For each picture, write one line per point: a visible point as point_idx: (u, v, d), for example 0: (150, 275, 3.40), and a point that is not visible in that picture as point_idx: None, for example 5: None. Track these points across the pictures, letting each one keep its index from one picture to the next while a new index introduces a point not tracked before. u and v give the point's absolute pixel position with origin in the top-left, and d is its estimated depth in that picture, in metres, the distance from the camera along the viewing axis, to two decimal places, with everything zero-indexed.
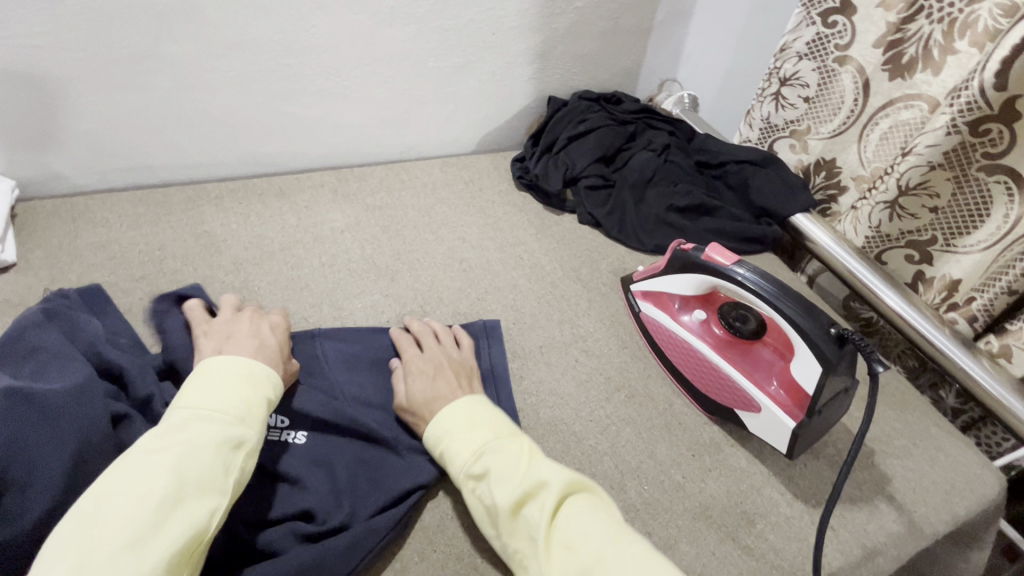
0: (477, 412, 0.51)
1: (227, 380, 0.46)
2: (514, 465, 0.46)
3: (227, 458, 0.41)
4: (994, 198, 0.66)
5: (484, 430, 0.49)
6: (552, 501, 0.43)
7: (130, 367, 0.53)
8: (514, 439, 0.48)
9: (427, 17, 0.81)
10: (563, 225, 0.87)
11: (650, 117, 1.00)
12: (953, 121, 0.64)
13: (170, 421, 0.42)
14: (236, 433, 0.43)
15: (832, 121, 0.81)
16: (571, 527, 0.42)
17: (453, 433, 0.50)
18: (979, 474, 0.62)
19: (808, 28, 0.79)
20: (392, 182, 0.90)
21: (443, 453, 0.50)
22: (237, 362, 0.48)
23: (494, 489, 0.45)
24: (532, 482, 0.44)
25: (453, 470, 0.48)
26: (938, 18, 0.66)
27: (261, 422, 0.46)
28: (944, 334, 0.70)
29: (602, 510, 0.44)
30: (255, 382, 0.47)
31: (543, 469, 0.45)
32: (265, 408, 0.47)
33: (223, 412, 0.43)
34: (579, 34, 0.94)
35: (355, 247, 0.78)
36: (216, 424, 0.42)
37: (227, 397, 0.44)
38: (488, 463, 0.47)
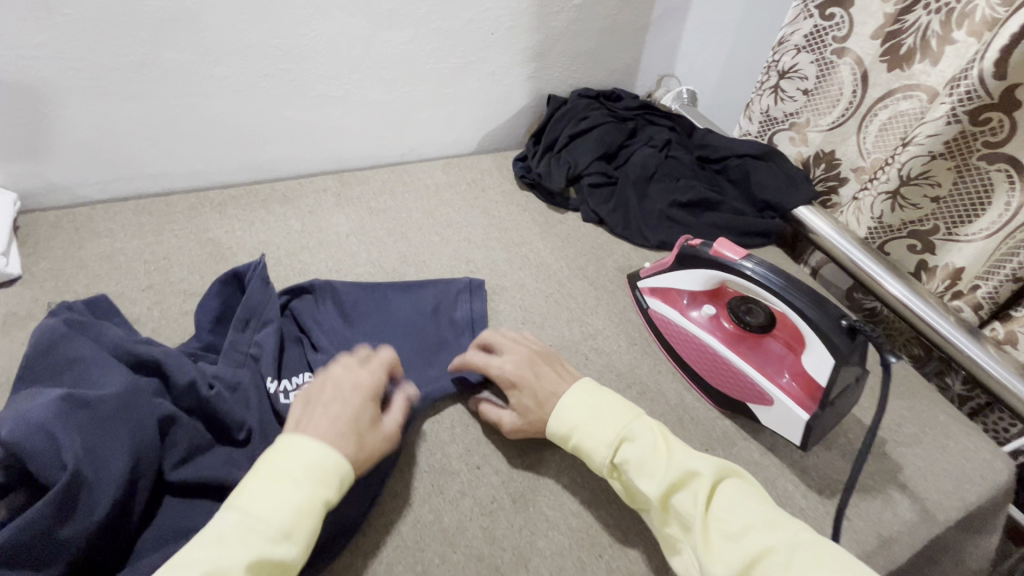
0: (600, 403, 0.51)
1: (288, 475, 0.42)
2: (655, 454, 0.46)
3: None
4: (995, 187, 0.67)
5: (613, 420, 0.49)
6: (707, 489, 0.44)
7: (165, 358, 0.51)
8: (648, 427, 0.49)
9: (426, 19, 0.81)
10: (567, 223, 0.87)
11: (650, 113, 1.01)
12: (953, 110, 0.65)
13: (222, 525, 0.40)
14: (275, 553, 0.39)
15: (831, 113, 0.82)
16: (727, 512, 0.43)
17: (584, 428, 0.50)
18: (989, 459, 0.62)
19: (805, 20, 0.79)
20: (394, 184, 0.90)
21: (578, 447, 0.50)
22: (310, 448, 0.44)
23: (638, 478, 0.46)
24: (680, 471, 0.45)
25: (594, 463, 0.49)
26: (934, 8, 0.67)
27: (307, 536, 0.41)
28: (949, 322, 0.71)
29: (758, 499, 0.44)
30: (315, 479, 0.42)
31: (688, 460, 0.46)
32: (320, 513, 0.42)
33: (267, 524, 0.40)
34: (578, 32, 0.94)
35: (361, 250, 0.78)
36: (255, 542, 0.39)
37: (279, 503, 0.41)
38: (628, 453, 0.47)
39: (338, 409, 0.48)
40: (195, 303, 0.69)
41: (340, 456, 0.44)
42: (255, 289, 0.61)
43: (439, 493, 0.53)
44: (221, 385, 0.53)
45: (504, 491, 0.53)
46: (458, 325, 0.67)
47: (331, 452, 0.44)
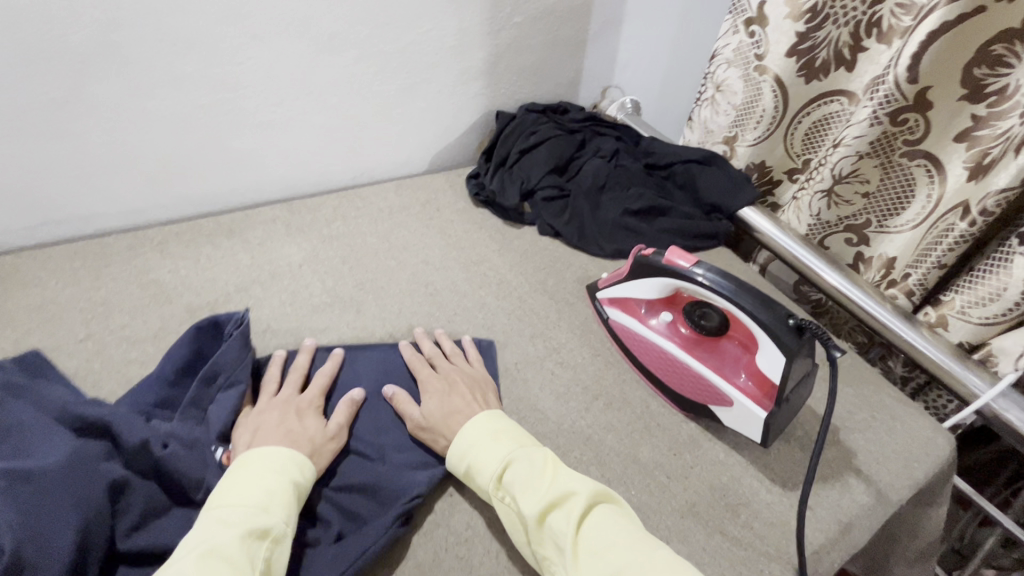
0: (496, 426, 0.55)
1: (253, 472, 0.47)
2: (537, 474, 0.49)
3: (252, 553, 0.41)
4: (917, 181, 0.71)
5: (508, 441, 0.53)
6: (581, 508, 0.46)
7: (115, 419, 0.48)
8: (538, 450, 0.52)
9: (369, 41, 0.81)
10: (523, 238, 0.88)
11: (597, 125, 1.04)
12: (875, 113, 0.69)
13: (200, 525, 0.43)
14: (263, 524, 0.43)
15: (756, 129, 0.86)
16: (598, 534, 0.45)
17: (478, 446, 0.53)
18: (931, 437, 0.66)
19: (733, 35, 0.83)
20: (347, 210, 0.88)
21: (468, 464, 0.52)
22: (264, 453, 0.49)
23: (521, 497, 0.48)
24: (559, 491, 0.48)
25: (479, 481, 0.51)
26: (844, 22, 0.72)
27: (285, 508, 0.46)
28: (887, 310, 0.74)
29: (628, 522, 0.47)
30: (277, 468, 0.48)
31: (569, 480, 0.49)
32: (291, 493, 0.47)
33: (246, 505, 0.44)
34: (521, 48, 0.95)
35: (316, 280, 0.76)
36: (242, 519, 0.43)
37: (251, 487, 0.45)
38: (512, 473, 0.50)
39: (290, 424, 0.54)
40: (140, 351, 0.66)
41: (298, 454, 0.51)
42: (227, 346, 0.58)
43: (410, 529, 0.52)
44: (177, 443, 0.50)
45: (478, 517, 0.54)
46: None
47: (287, 452, 0.50)
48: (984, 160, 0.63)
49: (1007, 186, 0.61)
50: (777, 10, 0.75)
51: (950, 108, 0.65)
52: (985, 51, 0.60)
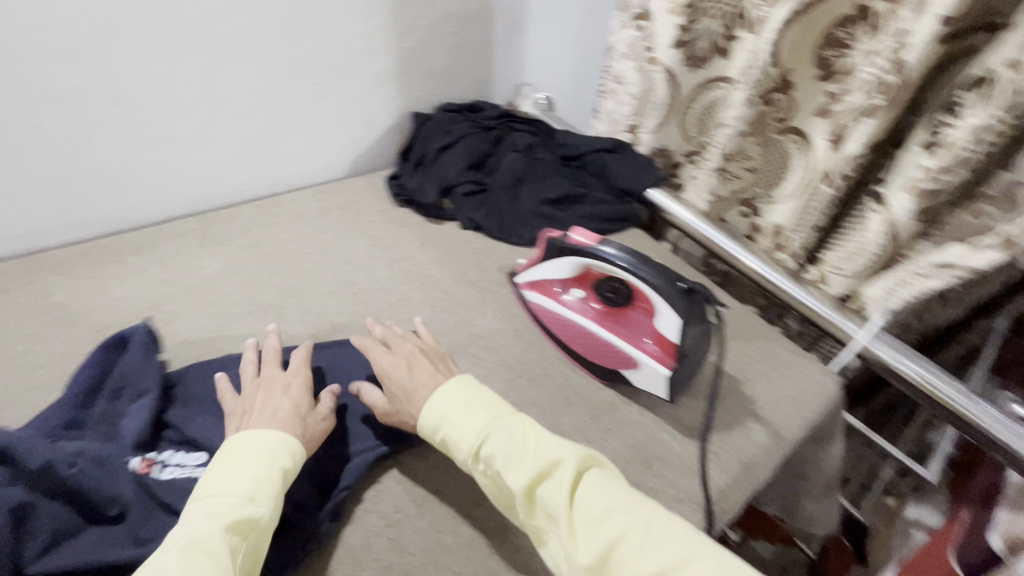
0: (469, 397, 0.54)
1: (242, 457, 0.48)
2: (521, 446, 0.49)
3: (235, 547, 0.42)
4: (791, 154, 0.80)
5: (483, 411, 0.52)
6: (570, 477, 0.47)
7: (18, 442, 0.46)
8: (516, 418, 0.52)
9: (272, 47, 0.81)
10: (445, 233, 0.90)
11: (512, 121, 1.07)
12: (747, 94, 0.77)
13: (189, 514, 0.44)
14: (249, 515, 0.44)
15: (655, 116, 0.93)
16: (589, 501, 0.46)
17: (454, 421, 0.52)
18: (821, 380, 0.74)
19: (626, 30, 0.89)
20: (264, 218, 0.87)
21: (444, 439, 0.52)
22: (254, 436, 0.50)
23: (506, 471, 0.48)
24: (546, 462, 0.48)
25: (459, 455, 0.51)
26: (716, 15, 0.79)
27: (274, 498, 0.46)
28: (777, 273, 0.82)
29: (616, 481, 0.49)
30: (267, 455, 0.48)
31: (553, 448, 0.50)
32: (280, 480, 0.48)
33: (233, 494, 0.45)
34: (430, 50, 0.98)
35: (234, 290, 0.75)
36: (228, 511, 0.44)
37: (238, 476, 0.46)
38: (492, 446, 0.50)
39: (275, 406, 0.54)
40: (43, 376, 0.63)
41: (290, 438, 0.51)
42: (131, 359, 0.60)
43: (341, 519, 0.54)
44: (86, 462, 0.49)
45: (408, 500, 0.56)
46: None
47: (280, 435, 0.51)
48: (840, 131, 0.70)
49: (855, 153, 0.68)
50: (659, 5, 0.82)
51: (808, 88, 0.73)
52: (830, 36, 0.69)
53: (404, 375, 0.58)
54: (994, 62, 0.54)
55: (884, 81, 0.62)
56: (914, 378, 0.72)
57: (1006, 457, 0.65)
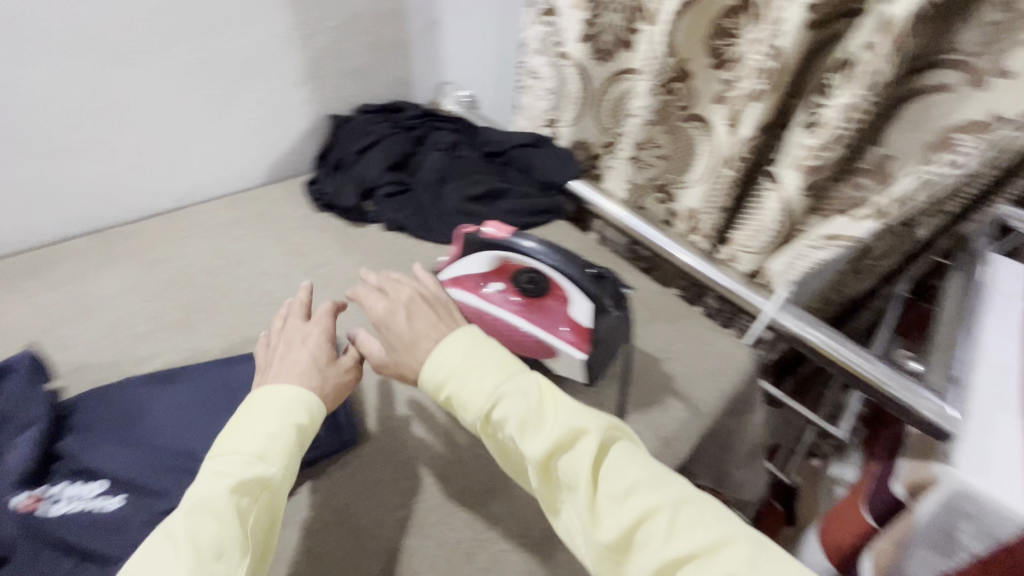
0: (480, 354, 0.51)
1: (256, 413, 0.48)
2: (538, 414, 0.47)
3: (245, 510, 0.43)
4: (695, 141, 0.83)
5: (493, 372, 0.50)
6: (593, 450, 0.45)
7: None
8: (532, 380, 0.50)
9: (164, 53, 0.79)
10: (368, 237, 0.89)
11: (433, 120, 1.07)
12: (651, 84, 0.80)
13: (205, 469, 0.45)
14: (260, 476, 0.45)
15: (573, 108, 0.95)
16: (613, 477, 0.45)
17: (461, 381, 0.50)
18: (737, 353, 0.78)
19: (536, 26, 0.90)
20: (172, 231, 0.84)
21: (449, 398, 0.51)
22: (274, 390, 0.50)
23: (523, 438, 0.47)
24: (566, 433, 0.46)
25: (467, 416, 0.50)
26: (618, 10, 0.82)
27: (285, 455, 0.46)
28: (693, 254, 0.85)
29: (642, 455, 0.47)
30: (282, 411, 0.48)
31: (576, 417, 0.47)
32: (293, 437, 0.48)
33: (245, 454, 0.45)
34: (342, 51, 0.96)
35: (140, 309, 0.72)
36: (240, 472, 0.44)
37: (252, 433, 0.46)
38: (503, 410, 0.48)
39: (293, 363, 0.54)
40: None
41: (307, 394, 0.51)
42: (21, 392, 0.57)
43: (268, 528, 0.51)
44: None
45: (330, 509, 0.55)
46: None
47: (298, 393, 0.51)
48: (735, 116, 0.74)
49: (749, 134, 0.72)
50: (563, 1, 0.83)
51: (705, 75, 0.77)
52: (718, 27, 0.72)
53: (405, 325, 0.55)
54: (853, 47, 0.58)
55: (765, 67, 0.66)
56: (816, 342, 0.77)
57: (898, 409, 0.71)
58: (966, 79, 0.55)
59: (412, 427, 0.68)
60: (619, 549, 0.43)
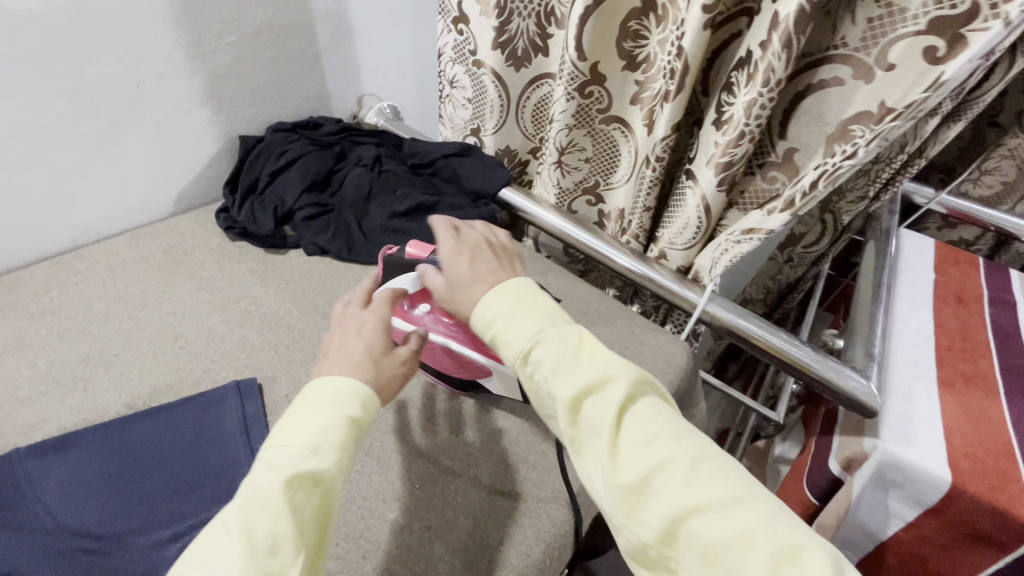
0: (529, 303, 0.52)
1: (314, 398, 0.45)
2: (572, 357, 0.48)
3: (300, 505, 0.40)
4: (618, 142, 0.84)
5: (536, 318, 0.51)
6: (621, 394, 0.45)
7: None
8: (572, 330, 0.50)
9: (33, 82, 0.71)
10: (289, 263, 0.84)
11: (353, 135, 1.02)
12: (567, 90, 0.78)
13: (260, 462, 0.42)
14: (313, 471, 0.41)
15: (494, 118, 0.92)
16: (638, 423, 0.44)
17: (505, 324, 0.51)
18: (674, 350, 0.79)
19: (449, 34, 0.87)
20: (62, 276, 0.76)
21: (494, 338, 0.52)
22: (332, 380, 0.47)
23: (555, 377, 0.47)
24: (597, 376, 0.46)
25: (506, 356, 0.51)
26: (527, 15, 0.81)
27: (338, 449, 0.43)
28: (626, 255, 0.85)
29: (668, 412, 0.46)
30: (334, 401, 0.45)
31: (608, 365, 0.48)
32: (347, 427, 0.44)
33: (296, 446, 0.42)
34: (245, 68, 0.90)
35: (25, 368, 0.65)
36: (292, 465, 0.41)
37: (304, 425, 0.43)
38: (540, 351, 0.49)
39: (349, 348, 0.50)
40: None
41: (361, 386, 0.47)
42: None
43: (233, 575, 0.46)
44: None
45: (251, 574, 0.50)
46: (225, 440, 0.59)
47: (352, 384, 0.47)
48: (652, 116, 0.75)
49: (664, 135, 0.72)
50: (472, 8, 0.81)
51: (618, 77, 0.78)
52: (626, 28, 0.72)
53: (466, 266, 0.57)
54: (752, 45, 0.60)
55: (673, 68, 0.66)
56: (747, 332, 0.78)
57: (825, 389, 0.71)
58: (855, 72, 0.57)
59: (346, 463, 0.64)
60: (634, 494, 0.42)
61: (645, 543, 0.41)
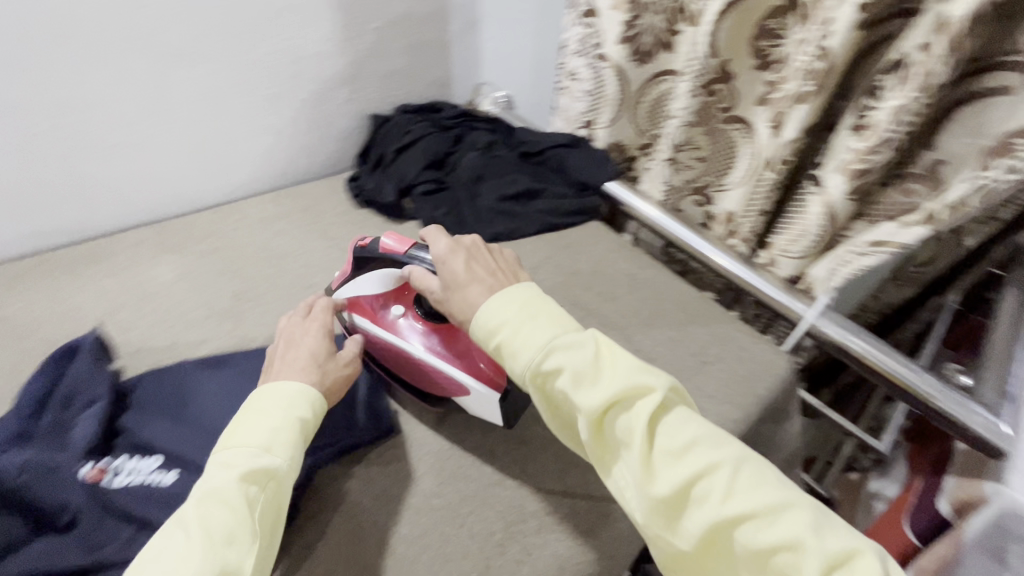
0: (543, 313, 0.53)
1: (262, 407, 0.52)
2: (594, 372, 0.49)
3: (251, 497, 0.47)
4: (737, 143, 0.82)
5: (550, 329, 0.52)
6: (652, 409, 0.46)
7: None
8: (589, 343, 0.51)
9: (219, 54, 0.82)
10: (406, 233, 0.92)
11: (470, 120, 1.08)
12: (693, 86, 0.79)
13: (215, 460, 0.49)
14: (266, 468, 0.49)
15: (608, 112, 0.95)
16: (671, 435, 0.46)
17: (520, 334, 0.52)
18: (773, 358, 0.77)
19: (575, 27, 0.90)
20: (220, 223, 0.88)
21: (503, 347, 0.53)
22: (279, 385, 0.54)
23: (578, 393, 0.48)
24: (624, 391, 0.47)
25: (520, 370, 0.51)
26: (657, 12, 0.82)
27: (287, 448, 0.51)
28: (729, 257, 0.84)
29: (695, 418, 0.48)
30: (286, 407, 0.53)
31: (633, 377, 0.48)
32: (293, 431, 0.52)
33: (250, 446, 0.49)
34: (385, 51, 0.99)
35: (191, 296, 0.76)
36: (245, 463, 0.48)
37: (258, 428, 0.50)
38: (559, 365, 0.49)
39: (296, 358, 0.58)
40: None
41: (308, 388, 0.55)
42: (86, 369, 0.62)
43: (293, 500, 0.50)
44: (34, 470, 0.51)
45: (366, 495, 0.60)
46: None
47: (299, 386, 0.55)
48: (780, 118, 0.73)
49: (792, 137, 0.70)
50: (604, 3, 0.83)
51: (747, 77, 0.76)
52: (763, 27, 0.71)
53: (462, 268, 0.58)
54: (907, 47, 0.57)
55: (813, 68, 0.65)
56: (857, 351, 0.74)
57: (942, 420, 0.68)
58: None
59: (444, 419, 0.69)
60: (676, 505, 0.45)
61: (684, 549, 0.45)
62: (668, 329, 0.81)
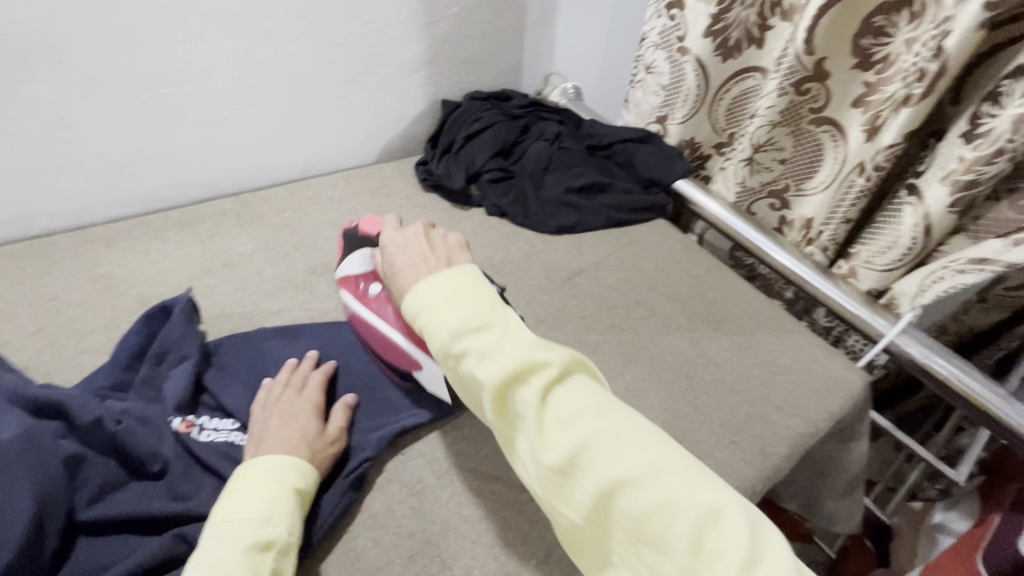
0: (459, 288, 0.51)
1: (254, 481, 0.51)
2: (501, 344, 0.47)
3: (256, 567, 0.46)
4: (824, 146, 0.78)
5: (464, 304, 0.49)
6: (551, 379, 0.45)
7: (69, 399, 0.54)
8: (498, 319, 0.49)
9: (304, 36, 0.85)
10: (472, 219, 0.93)
11: (539, 110, 1.07)
12: (781, 85, 0.75)
13: (209, 536, 0.47)
14: (267, 538, 0.48)
15: (684, 107, 0.91)
16: (563, 405, 0.44)
17: (434, 309, 0.50)
18: (847, 374, 0.73)
19: (657, 19, 0.88)
20: (296, 199, 0.91)
21: (422, 325, 0.51)
22: (270, 461, 0.53)
23: (479, 366, 0.46)
24: (526, 363, 0.45)
25: (434, 348, 0.50)
26: (749, 5, 0.78)
27: (288, 517, 0.50)
28: (806, 265, 0.80)
29: (598, 389, 0.46)
30: (279, 478, 0.52)
31: (538, 350, 0.46)
32: (290, 500, 0.51)
33: (250, 518, 0.48)
34: (460, 37, 0.99)
35: (268, 267, 0.79)
36: (247, 535, 0.47)
37: (253, 500, 0.50)
38: (468, 340, 0.47)
39: (286, 432, 0.57)
40: (92, 341, 0.71)
41: (300, 464, 0.54)
42: (176, 325, 0.66)
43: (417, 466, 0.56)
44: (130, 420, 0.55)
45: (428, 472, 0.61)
46: None
47: (290, 460, 0.54)
48: (877, 122, 0.69)
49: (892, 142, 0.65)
50: None
51: (845, 76, 0.72)
52: (868, 22, 0.67)
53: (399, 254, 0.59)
54: None
55: (925, 70, 0.60)
56: (943, 374, 0.69)
57: None
58: None
59: None
60: (565, 477, 0.42)
61: (575, 521, 0.43)
62: (733, 333, 0.78)
